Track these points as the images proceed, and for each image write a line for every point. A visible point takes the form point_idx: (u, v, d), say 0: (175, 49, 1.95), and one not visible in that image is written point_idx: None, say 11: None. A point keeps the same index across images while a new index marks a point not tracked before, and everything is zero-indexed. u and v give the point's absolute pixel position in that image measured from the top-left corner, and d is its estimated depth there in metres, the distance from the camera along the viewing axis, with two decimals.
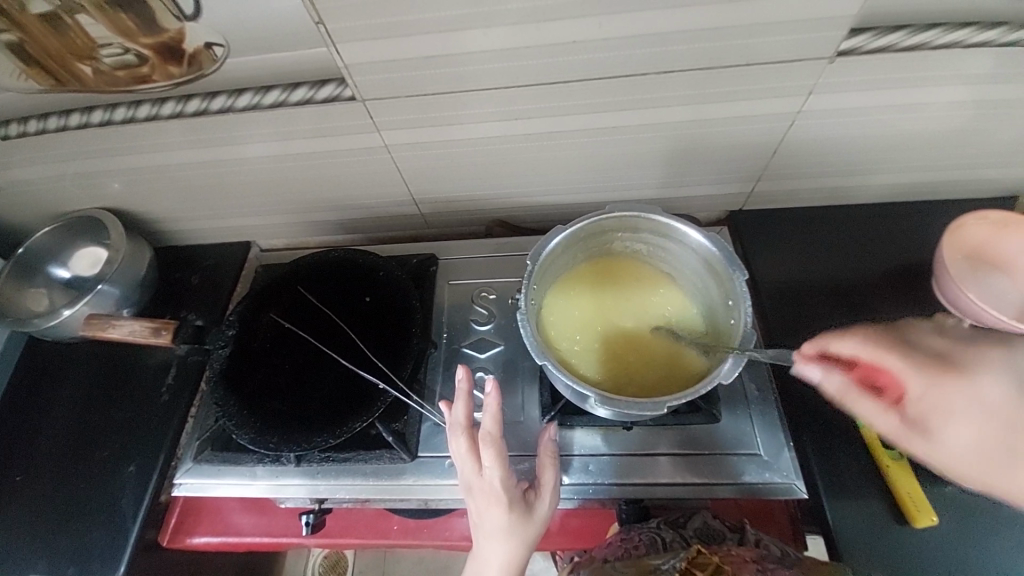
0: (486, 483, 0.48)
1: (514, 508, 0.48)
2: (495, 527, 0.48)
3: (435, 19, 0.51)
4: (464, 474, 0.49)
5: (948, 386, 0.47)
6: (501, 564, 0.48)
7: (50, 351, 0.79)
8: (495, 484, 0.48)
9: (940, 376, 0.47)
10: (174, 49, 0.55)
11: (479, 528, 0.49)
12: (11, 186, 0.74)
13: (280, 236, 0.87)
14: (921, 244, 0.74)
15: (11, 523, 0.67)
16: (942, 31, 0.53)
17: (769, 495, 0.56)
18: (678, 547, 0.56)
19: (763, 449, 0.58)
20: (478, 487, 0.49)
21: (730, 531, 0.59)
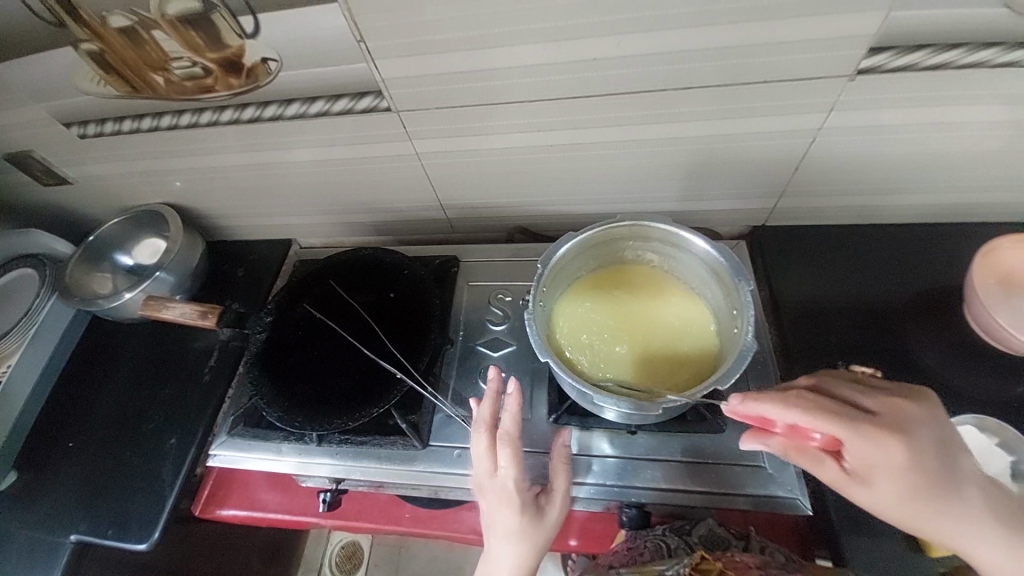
0: (501, 482, 0.51)
1: (526, 511, 0.50)
2: (508, 528, 0.50)
3: (465, 37, 0.55)
4: (479, 472, 0.51)
5: (925, 431, 0.44)
6: (511, 564, 0.50)
7: (111, 330, 0.87)
8: (509, 486, 0.50)
9: (916, 418, 0.44)
10: (234, 63, 0.60)
11: (494, 529, 0.50)
12: (88, 180, 0.83)
13: (318, 234, 0.94)
14: (952, 267, 0.72)
15: (67, 483, 0.74)
16: (967, 50, 0.52)
17: (775, 507, 0.56)
18: (682, 552, 0.58)
19: (768, 463, 0.58)
20: (490, 489, 0.51)
21: (735, 540, 0.60)
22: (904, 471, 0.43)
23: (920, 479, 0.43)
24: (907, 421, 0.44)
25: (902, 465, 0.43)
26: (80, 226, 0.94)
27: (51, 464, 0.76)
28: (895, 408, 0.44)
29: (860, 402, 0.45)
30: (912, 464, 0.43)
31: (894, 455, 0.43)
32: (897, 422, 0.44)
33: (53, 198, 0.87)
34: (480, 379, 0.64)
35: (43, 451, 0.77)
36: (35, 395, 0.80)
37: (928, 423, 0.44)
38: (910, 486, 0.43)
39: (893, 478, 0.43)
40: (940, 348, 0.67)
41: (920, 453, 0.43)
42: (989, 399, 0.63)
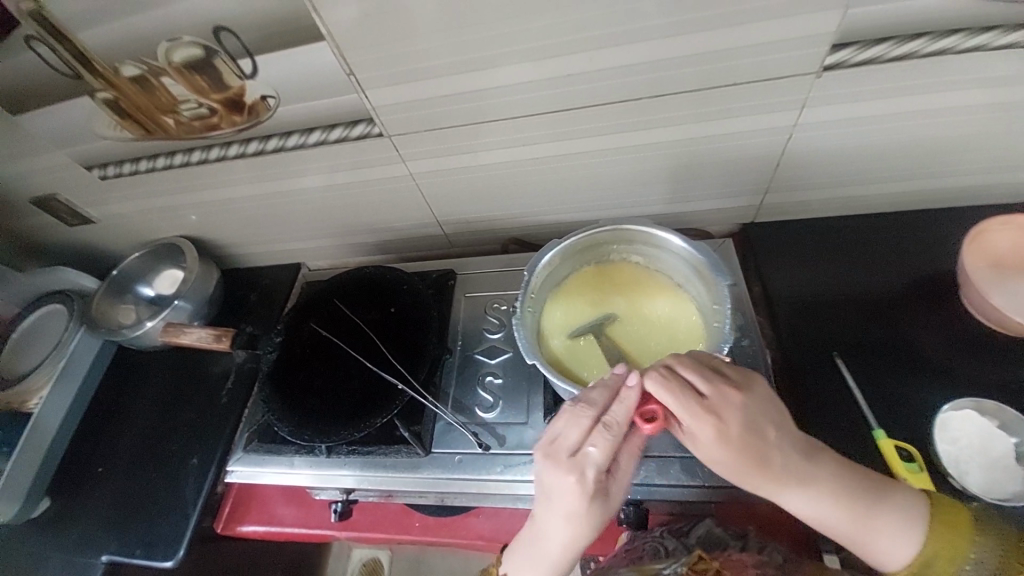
0: (580, 464, 0.48)
1: (596, 499, 0.48)
2: (570, 509, 0.48)
3: (446, 63, 0.59)
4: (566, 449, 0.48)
5: (745, 411, 0.49)
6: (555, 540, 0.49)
7: (134, 358, 0.92)
8: (591, 473, 0.48)
9: (740, 400, 0.49)
10: (236, 102, 0.65)
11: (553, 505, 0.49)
12: (110, 219, 0.89)
13: (324, 257, 0.98)
14: (948, 252, 0.72)
15: (98, 505, 0.78)
16: (932, 38, 0.52)
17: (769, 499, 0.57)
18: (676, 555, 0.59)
19: None
20: (566, 465, 0.48)
21: (734, 538, 0.59)
22: (722, 447, 0.48)
23: (734, 455, 0.48)
24: (731, 402, 0.49)
25: (715, 440, 0.48)
26: (103, 262, 1.00)
27: (83, 488, 0.80)
28: (722, 391, 0.49)
29: (700, 383, 0.49)
30: (723, 440, 0.48)
31: (712, 432, 0.48)
32: (723, 405, 0.48)
33: (79, 237, 0.94)
34: (479, 386, 0.66)
35: (76, 476, 0.82)
36: (65, 424, 0.84)
37: (746, 402, 0.49)
38: (727, 457, 0.48)
39: (714, 451, 0.48)
40: (934, 333, 0.67)
41: (729, 431, 0.48)
42: (988, 381, 0.63)
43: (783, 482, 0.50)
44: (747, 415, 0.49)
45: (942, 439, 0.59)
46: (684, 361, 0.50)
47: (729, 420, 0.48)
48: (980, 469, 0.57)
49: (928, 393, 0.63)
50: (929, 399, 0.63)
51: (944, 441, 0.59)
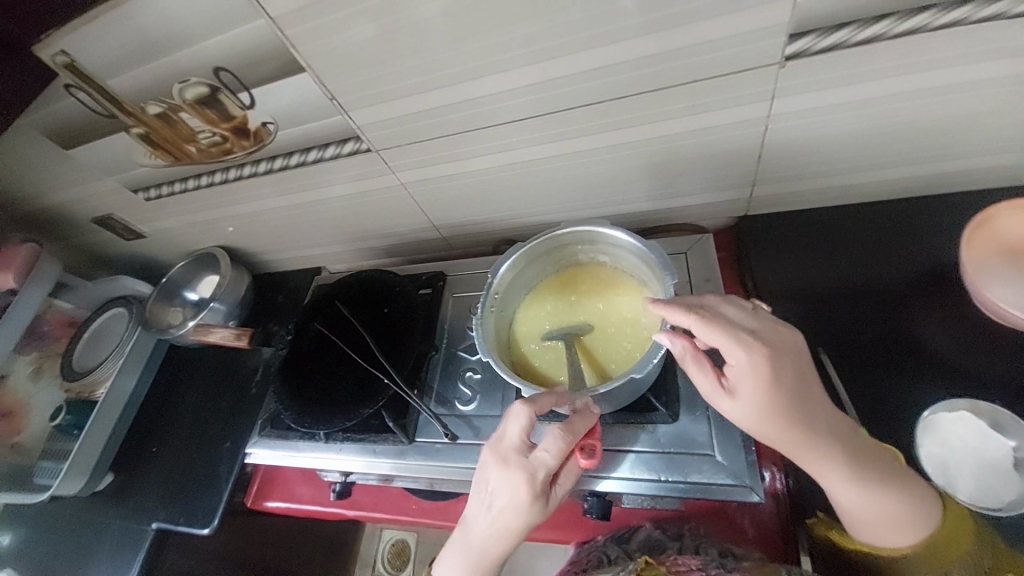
0: (530, 462, 0.50)
1: (538, 502, 0.50)
2: (514, 506, 0.50)
3: (413, 83, 0.64)
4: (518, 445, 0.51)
5: (794, 351, 0.49)
6: (492, 536, 0.51)
7: (183, 355, 1.07)
8: (537, 475, 0.50)
9: (789, 339, 0.49)
10: (242, 129, 0.73)
11: (494, 503, 0.51)
12: (158, 233, 1.02)
13: (339, 261, 1.06)
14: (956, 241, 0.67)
15: (152, 480, 0.92)
16: (899, 18, 0.49)
17: (723, 495, 0.56)
18: (618, 559, 0.67)
19: (718, 450, 0.58)
20: (515, 461, 0.51)
21: (670, 541, 0.68)
22: (768, 388, 0.47)
23: (777, 397, 0.48)
24: (780, 340, 0.49)
25: (764, 375, 0.47)
26: (158, 270, 1.15)
27: (142, 465, 0.95)
28: (770, 330, 0.50)
29: (747, 319, 0.50)
30: (771, 376, 0.47)
31: (762, 367, 0.47)
32: (772, 341, 0.49)
33: (136, 249, 1.08)
34: (459, 381, 0.72)
35: (137, 455, 0.97)
36: (127, 411, 0.99)
37: (797, 349, 0.49)
38: (770, 397, 0.48)
39: (757, 393, 0.48)
40: (932, 330, 0.64)
41: (781, 366, 0.48)
42: (983, 381, 0.59)
43: (822, 442, 0.48)
44: (798, 357, 0.49)
45: (930, 441, 0.57)
46: (728, 303, 0.52)
47: (780, 357, 0.48)
48: (971, 476, 0.54)
49: (918, 391, 0.61)
50: (909, 399, 0.61)
51: (932, 444, 0.56)
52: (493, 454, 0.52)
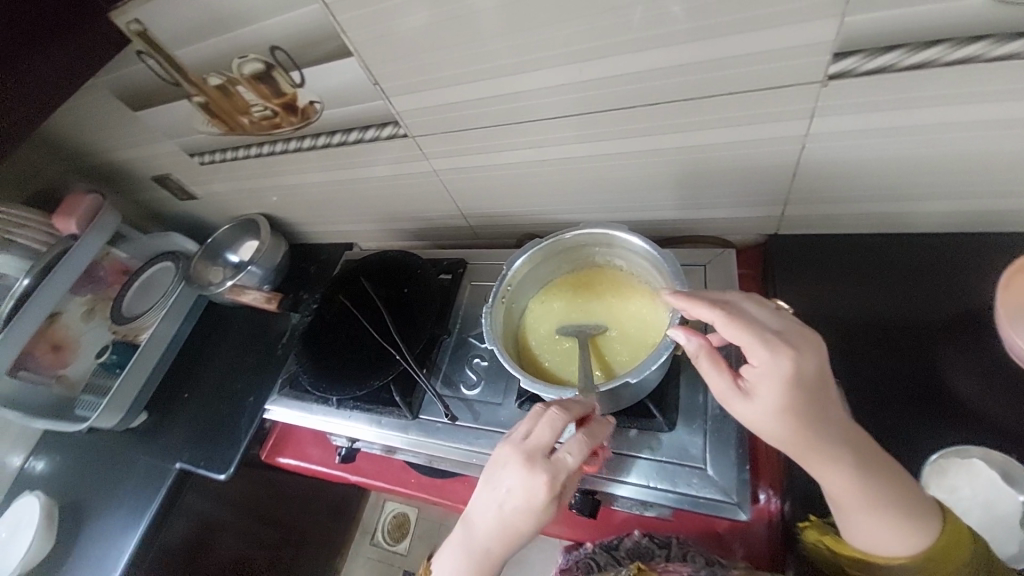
0: (554, 465, 0.50)
1: (552, 504, 0.51)
2: (531, 506, 0.50)
3: (451, 74, 0.66)
4: (542, 447, 0.51)
5: (821, 357, 0.47)
6: (501, 532, 0.51)
7: (220, 312, 1.15)
8: (558, 478, 0.50)
9: (817, 344, 0.48)
10: (291, 106, 0.77)
11: (508, 503, 0.51)
12: (208, 196, 1.09)
13: (370, 239, 1.11)
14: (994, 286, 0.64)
15: (181, 422, 1.01)
16: (952, 46, 0.47)
17: (711, 509, 0.57)
18: (608, 567, 0.69)
19: (709, 466, 0.60)
20: (539, 464, 0.50)
21: (658, 548, 0.68)
22: (787, 389, 0.46)
23: (795, 400, 0.46)
24: (807, 344, 0.48)
25: (785, 375, 0.46)
26: (205, 230, 1.23)
27: (174, 408, 1.03)
28: (796, 333, 0.49)
29: (772, 320, 0.49)
30: (791, 378, 0.46)
31: (786, 368, 0.46)
32: (797, 343, 0.47)
33: (187, 209, 1.16)
34: (466, 365, 0.75)
35: (170, 398, 1.05)
36: (165, 357, 1.08)
37: (823, 353, 0.48)
38: (789, 398, 0.46)
39: (775, 393, 0.46)
40: (959, 372, 0.62)
41: (804, 369, 0.46)
42: (1003, 430, 0.57)
43: (834, 450, 0.47)
44: (824, 363, 0.47)
45: (938, 485, 0.57)
46: (755, 304, 0.51)
47: (805, 360, 0.46)
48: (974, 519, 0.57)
49: (929, 433, 0.60)
50: (920, 440, 0.60)
51: (941, 490, 0.56)
52: (515, 455, 0.51)
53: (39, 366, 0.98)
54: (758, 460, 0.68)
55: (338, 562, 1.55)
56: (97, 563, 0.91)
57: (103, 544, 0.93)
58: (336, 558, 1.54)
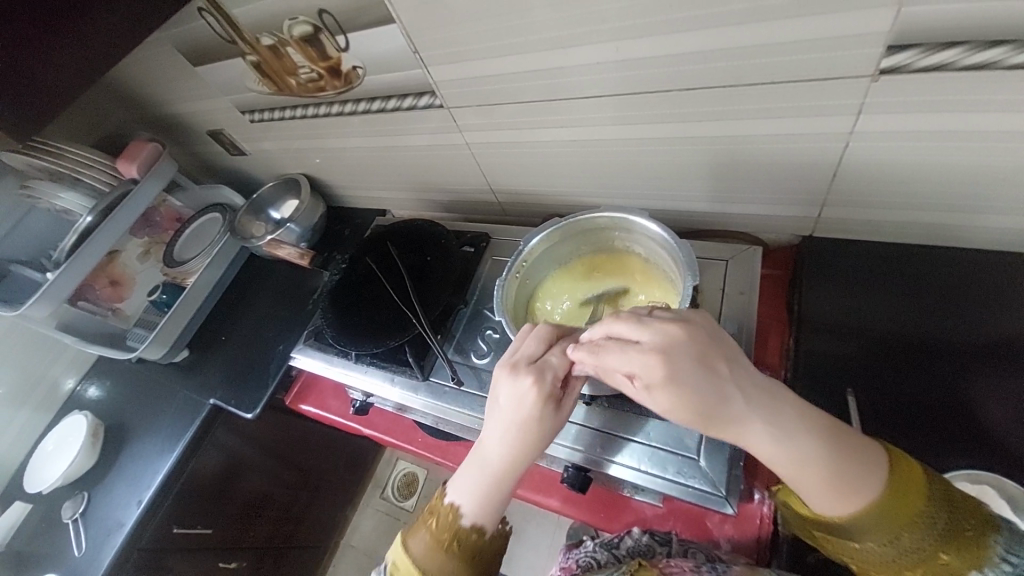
0: (540, 365, 0.56)
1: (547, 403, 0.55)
2: (523, 405, 0.55)
3: (487, 47, 0.66)
4: (527, 353, 0.58)
5: (689, 355, 0.47)
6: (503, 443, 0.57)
7: (259, 265, 1.22)
8: (546, 378, 0.55)
9: (683, 344, 0.48)
10: (336, 70, 0.80)
11: (504, 415, 0.57)
12: (256, 153, 1.15)
13: (402, 207, 1.14)
14: None
15: (217, 362, 1.09)
16: (1016, 48, 0.44)
17: (697, 499, 0.59)
18: (608, 565, 0.69)
19: (703, 457, 0.60)
20: (525, 369, 0.56)
21: (662, 546, 0.68)
22: (670, 389, 0.47)
23: (688, 403, 0.47)
24: (674, 345, 0.48)
25: (665, 384, 0.47)
26: (251, 186, 1.30)
27: (211, 348, 1.12)
28: (663, 334, 0.49)
29: (639, 333, 0.50)
30: (671, 383, 0.47)
31: (658, 374, 0.47)
32: (664, 348, 0.48)
33: (236, 164, 1.23)
34: (479, 336, 0.77)
35: (209, 339, 1.14)
36: (208, 301, 1.16)
37: (690, 344, 0.48)
38: (681, 405, 0.47)
39: (664, 399, 0.47)
40: (990, 400, 0.59)
41: (677, 372, 0.47)
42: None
43: (759, 441, 0.47)
44: (694, 359, 0.47)
45: None
46: (623, 316, 0.52)
47: (675, 364, 0.47)
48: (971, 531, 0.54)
49: (937, 456, 0.59)
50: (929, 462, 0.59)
51: None
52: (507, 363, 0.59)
53: (99, 299, 1.08)
54: (755, 461, 0.67)
55: (349, 510, 1.65)
56: (136, 478, 1.02)
57: (141, 463, 1.03)
58: (348, 506, 1.64)
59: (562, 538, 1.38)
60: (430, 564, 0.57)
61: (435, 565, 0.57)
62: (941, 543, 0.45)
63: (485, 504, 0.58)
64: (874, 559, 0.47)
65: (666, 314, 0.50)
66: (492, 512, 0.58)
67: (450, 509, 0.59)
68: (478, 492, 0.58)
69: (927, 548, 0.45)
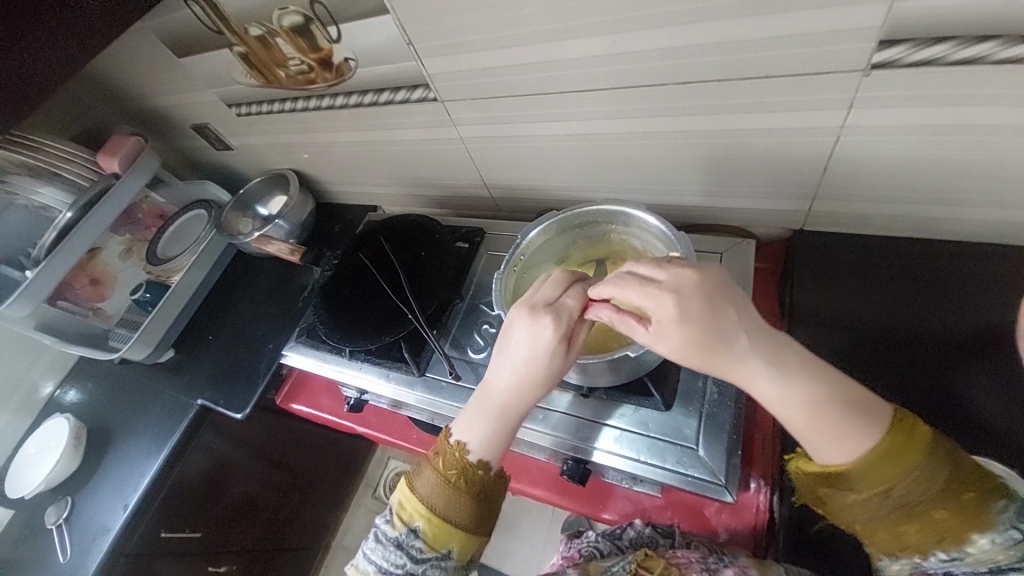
0: (556, 307, 0.57)
1: (559, 346, 0.56)
2: (536, 349, 0.57)
3: (482, 39, 0.66)
4: (543, 296, 0.58)
5: (704, 293, 0.50)
6: (512, 384, 0.58)
7: (246, 262, 1.20)
8: (560, 324, 0.56)
9: (699, 284, 0.51)
10: (327, 62, 0.79)
11: (516, 354, 0.58)
12: (243, 148, 1.13)
13: (394, 203, 1.13)
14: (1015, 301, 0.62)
15: (204, 362, 1.06)
16: (1002, 43, 0.46)
17: (696, 487, 0.60)
18: (609, 555, 0.73)
19: (701, 446, 0.61)
20: (542, 311, 0.57)
21: (663, 538, 0.71)
22: (681, 325, 0.50)
23: (694, 341, 0.50)
24: (690, 285, 0.51)
25: (676, 319, 0.50)
26: (237, 181, 1.27)
27: (198, 348, 1.09)
28: (682, 274, 0.52)
29: (658, 273, 0.53)
30: (682, 318, 0.50)
31: (671, 309, 0.50)
32: (681, 285, 0.51)
33: (222, 159, 1.20)
34: (476, 331, 0.77)
35: (194, 338, 1.11)
36: (196, 298, 1.13)
37: (707, 287, 0.51)
38: (688, 340, 0.50)
39: (673, 334, 0.50)
40: (979, 388, 0.61)
41: (689, 308, 0.50)
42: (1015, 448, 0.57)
43: (764, 387, 0.49)
44: (707, 299, 0.50)
45: None
46: (644, 261, 0.55)
47: (688, 301, 0.50)
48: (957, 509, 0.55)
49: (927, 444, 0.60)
50: None
51: None
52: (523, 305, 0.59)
53: (78, 298, 1.04)
54: (751, 452, 0.68)
55: (341, 511, 1.63)
56: (121, 481, 0.99)
57: (126, 466, 1.00)
58: (339, 506, 1.62)
59: (555, 533, 1.39)
60: (437, 499, 0.58)
61: (441, 500, 0.58)
62: (942, 499, 0.46)
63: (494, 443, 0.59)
64: (870, 514, 0.48)
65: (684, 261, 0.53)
66: (500, 449, 0.60)
67: (456, 448, 0.60)
68: (490, 432, 0.59)
69: (927, 505, 0.46)
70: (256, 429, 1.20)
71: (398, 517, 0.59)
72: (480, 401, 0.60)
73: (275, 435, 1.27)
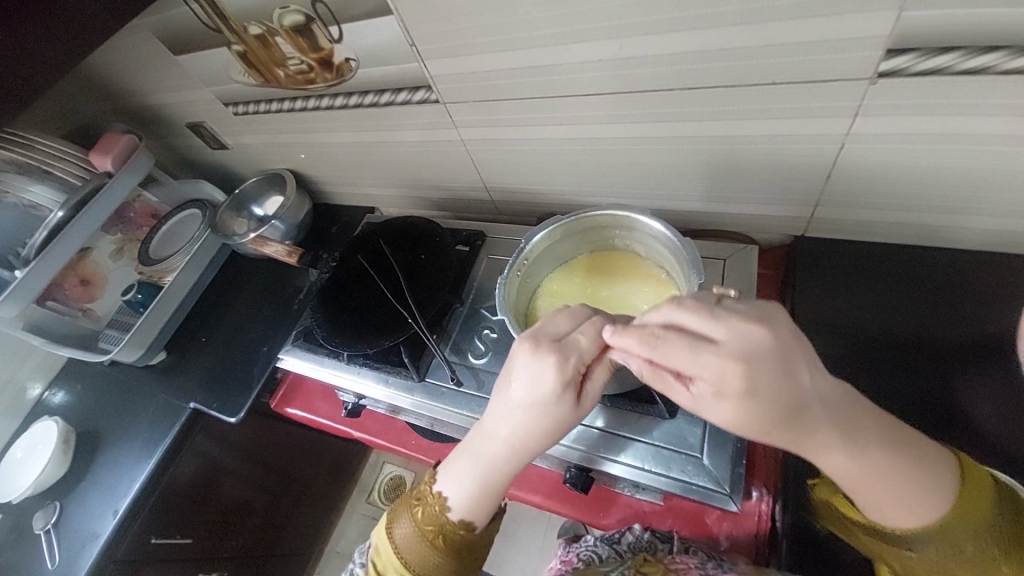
0: (566, 345, 0.53)
1: (566, 391, 0.52)
2: (542, 394, 0.53)
3: (486, 40, 0.65)
4: (552, 331, 0.54)
5: (773, 362, 0.42)
6: (514, 429, 0.55)
7: (241, 263, 1.18)
8: (567, 367, 0.52)
9: (767, 346, 0.42)
10: (328, 62, 0.78)
11: (517, 397, 0.54)
12: (239, 147, 1.11)
13: (393, 205, 1.12)
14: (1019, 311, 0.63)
15: (196, 364, 1.04)
16: (1009, 53, 0.46)
17: (701, 496, 0.60)
18: (609, 559, 0.75)
19: (705, 454, 0.61)
20: (547, 347, 0.53)
21: (660, 543, 0.75)
22: (746, 403, 0.42)
23: (755, 419, 0.43)
24: (756, 350, 0.42)
25: (742, 395, 0.42)
26: (232, 181, 1.26)
27: (190, 350, 1.07)
28: (745, 336, 0.43)
29: (717, 330, 0.44)
30: (744, 396, 0.42)
31: (735, 384, 0.42)
32: (745, 351, 0.42)
33: (217, 158, 1.18)
34: (476, 335, 0.77)
35: (187, 340, 1.09)
36: (190, 299, 1.12)
37: (776, 350, 0.43)
38: (751, 417, 0.43)
39: (732, 408, 0.43)
40: (978, 401, 0.61)
41: (756, 382, 0.42)
42: (1013, 456, 0.57)
43: (828, 453, 0.45)
44: (775, 370, 0.42)
45: None
46: (693, 307, 0.45)
47: (757, 373, 0.42)
48: None
49: None
50: None
51: None
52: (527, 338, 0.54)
53: (68, 298, 1.02)
54: (754, 460, 0.68)
55: (334, 515, 1.61)
56: (111, 487, 0.97)
57: (115, 471, 0.98)
58: (332, 511, 1.60)
59: (551, 540, 1.38)
60: (410, 550, 0.58)
61: (414, 552, 0.58)
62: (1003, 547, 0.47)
63: (480, 492, 0.58)
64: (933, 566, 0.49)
65: (747, 315, 0.44)
66: (480, 510, 0.59)
67: (438, 499, 0.59)
68: (468, 493, 0.58)
69: (986, 553, 0.47)
70: (249, 433, 1.19)
71: (371, 565, 0.60)
72: (473, 442, 0.58)
73: (268, 439, 1.25)
